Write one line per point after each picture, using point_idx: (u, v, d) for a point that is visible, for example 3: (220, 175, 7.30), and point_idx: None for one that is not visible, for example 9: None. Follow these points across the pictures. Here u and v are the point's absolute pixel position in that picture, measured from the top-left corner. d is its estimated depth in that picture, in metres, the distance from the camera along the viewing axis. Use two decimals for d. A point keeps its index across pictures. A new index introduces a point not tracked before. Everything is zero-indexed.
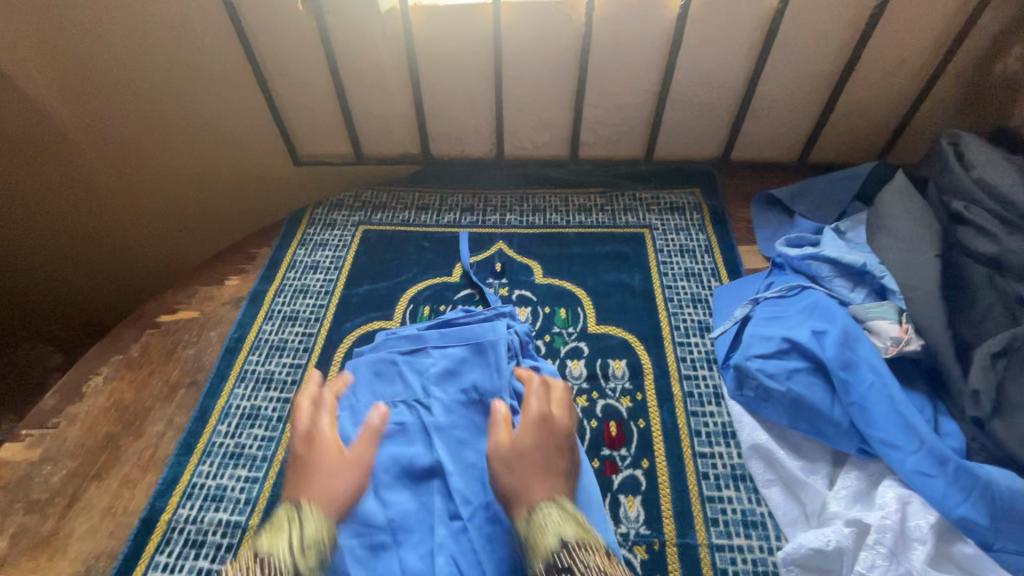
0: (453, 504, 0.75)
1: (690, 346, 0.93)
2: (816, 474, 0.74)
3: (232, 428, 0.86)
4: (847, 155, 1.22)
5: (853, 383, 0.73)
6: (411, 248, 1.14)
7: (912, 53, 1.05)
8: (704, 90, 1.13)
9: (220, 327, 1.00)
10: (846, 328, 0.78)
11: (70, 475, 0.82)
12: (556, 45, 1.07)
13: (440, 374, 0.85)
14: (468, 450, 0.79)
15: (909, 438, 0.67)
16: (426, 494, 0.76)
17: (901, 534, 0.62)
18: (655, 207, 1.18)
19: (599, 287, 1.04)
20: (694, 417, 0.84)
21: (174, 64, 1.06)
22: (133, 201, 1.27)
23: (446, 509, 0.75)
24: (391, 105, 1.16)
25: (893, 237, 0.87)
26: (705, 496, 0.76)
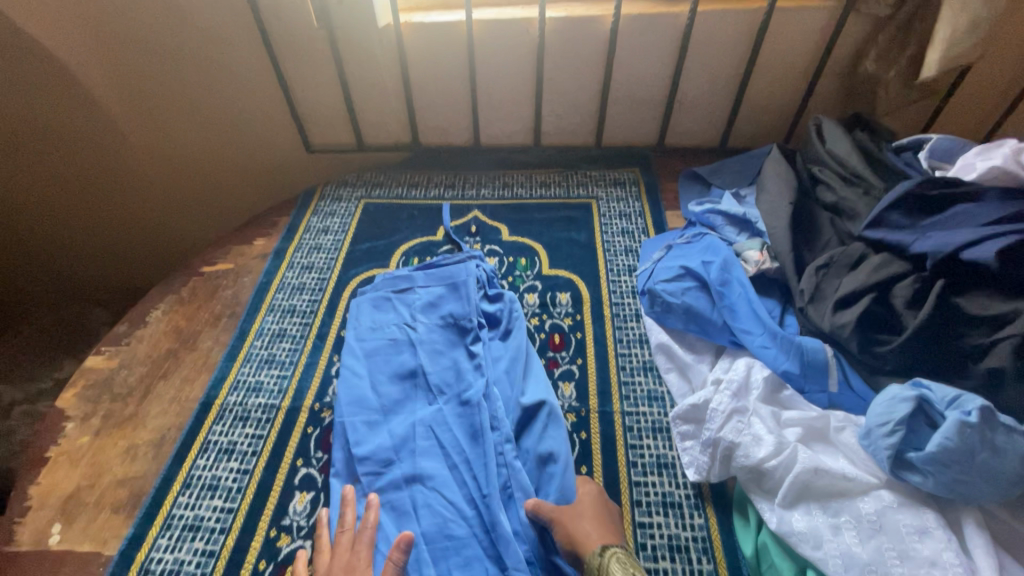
0: (434, 393, 0.96)
1: (620, 282, 1.20)
2: (701, 361, 1.01)
3: (265, 343, 1.12)
4: (758, 140, 1.51)
5: (726, 293, 1.00)
6: (403, 216, 1.41)
7: (797, 58, 1.33)
8: (638, 88, 1.42)
9: (252, 274, 1.27)
10: (725, 257, 1.05)
11: (142, 376, 1.07)
12: (517, 53, 1.35)
13: (424, 305, 1.08)
14: (447, 356, 1.01)
15: (759, 325, 0.94)
16: (413, 387, 0.98)
17: (744, 383, 0.88)
18: (602, 182, 1.46)
19: (552, 242, 1.31)
20: (619, 329, 1.11)
21: (214, 69, 1.33)
22: (173, 182, 1.54)
23: (429, 397, 0.96)
24: (387, 102, 1.44)
25: (766, 192, 1.13)
26: (621, 380, 1.03)
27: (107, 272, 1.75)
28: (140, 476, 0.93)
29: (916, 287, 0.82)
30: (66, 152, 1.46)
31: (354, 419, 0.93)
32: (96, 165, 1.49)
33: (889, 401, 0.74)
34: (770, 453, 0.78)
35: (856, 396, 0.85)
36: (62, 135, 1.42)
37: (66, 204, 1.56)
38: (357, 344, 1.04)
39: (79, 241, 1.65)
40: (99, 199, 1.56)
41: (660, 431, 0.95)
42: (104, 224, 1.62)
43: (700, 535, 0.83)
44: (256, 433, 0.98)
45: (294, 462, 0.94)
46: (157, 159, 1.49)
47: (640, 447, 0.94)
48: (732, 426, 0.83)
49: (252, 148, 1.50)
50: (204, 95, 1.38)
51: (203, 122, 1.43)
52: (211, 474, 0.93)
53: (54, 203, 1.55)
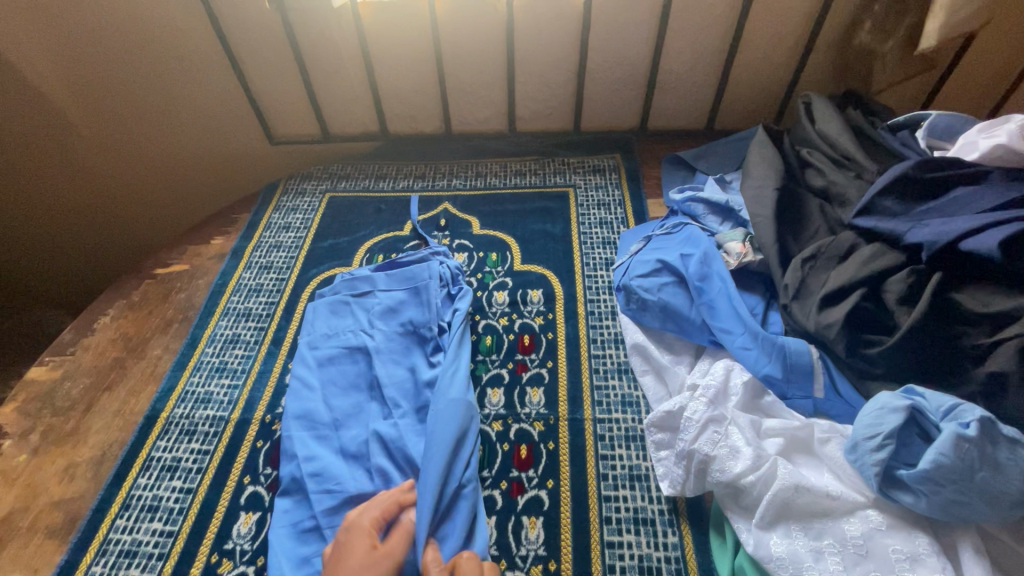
0: (387, 408, 0.90)
1: (596, 277, 1.13)
2: (680, 363, 0.93)
3: (217, 350, 1.06)
4: (746, 120, 1.41)
5: (705, 289, 0.93)
6: (369, 210, 1.33)
7: (786, 30, 1.24)
8: (616, 68, 1.32)
9: (207, 276, 1.20)
10: (706, 249, 0.97)
11: (86, 388, 1.01)
12: (486, 32, 1.26)
13: (383, 311, 1.02)
14: (403, 365, 0.95)
15: (739, 325, 0.86)
16: (366, 400, 0.92)
17: (722, 388, 0.80)
18: (580, 170, 1.37)
19: (525, 235, 1.23)
20: (593, 328, 1.04)
21: (162, 58, 1.25)
22: (130, 178, 1.46)
23: (382, 412, 0.90)
24: (350, 89, 1.36)
25: (751, 177, 1.04)
26: (594, 384, 0.96)
27: (62, 276, 1.66)
28: (78, 497, 0.87)
29: (910, 281, 0.74)
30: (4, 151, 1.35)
31: (302, 435, 0.87)
32: (41, 162, 1.39)
33: (878, 411, 0.66)
34: (748, 468, 0.71)
35: (844, 402, 0.78)
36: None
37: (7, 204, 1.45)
38: (309, 353, 0.97)
39: (27, 243, 1.55)
40: (47, 199, 1.46)
41: (633, 440, 0.89)
42: (54, 225, 1.52)
43: (673, 555, 0.76)
44: (201, 449, 0.92)
45: (241, 480, 0.88)
46: (111, 155, 1.41)
47: (611, 458, 0.87)
48: (708, 437, 0.76)
49: (210, 141, 1.42)
50: (154, 87, 1.30)
51: (156, 114, 1.34)
52: (153, 493, 0.87)
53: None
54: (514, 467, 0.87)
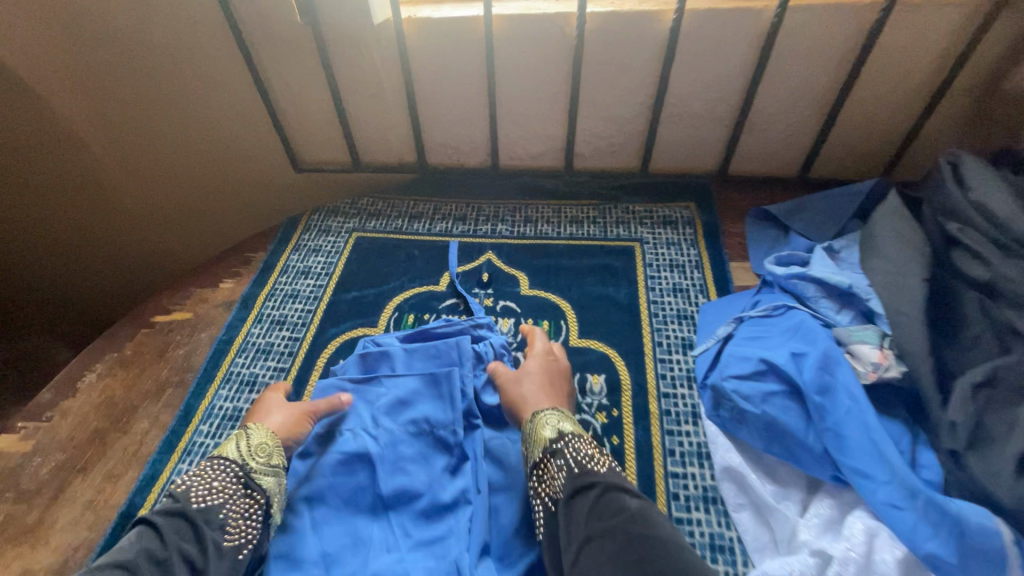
0: (393, 537, 0.72)
1: (672, 363, 0.92)
2: (788, 500, 0.72)
3: (213, 429, 0.89)
4: (849, 170, 1.19)
5: (828, 408, 0.71)
6: (402, 256, 1.15)
7: (915, 68, 1.01)
8: (699, 103, 1.12)
9: (211, 329, 1.03)
10: (826, 350, 0.75)
11: (57, 468, 0.85)
12: (548, 57, 1.07)
13: (389, 405, 0.83)
14: (417, 478, 0.76)
15: (881, 467, 0.65)
16: (364, 528, 0.73)
17: (864, 564, 0.63)
18: (648, 220, 1.17)
19: (583, 300, 1.03)
20: (669, 436, 0.83)
21: (178, 74, 1.10)
22: (140, 203, 1.31)
23: (386, 541, 0.72)
24: (387, 114, 1.18)
25: (882, 258, 0.82)
26: (673, 518, 0.75)
27: (68, 301, 1.53)
28: None
29: None
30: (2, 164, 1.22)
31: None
32: (45, 179, 1.25)
33: None
34: None
35: None
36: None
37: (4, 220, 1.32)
38: (301, 464, 0.79)
39: (32, 265, 1.42)
40: (49, 219, 1.32)
41: None
42: (59, 248, 1.39)
43: None
44: None
45: None
46: (122, 178, 1.26)
47: None
48: None
49: (229, 166, 1.26)
50: (165, 103, 1.14)
51: (168, 134, 1.19)
52: None
53: None
54: None
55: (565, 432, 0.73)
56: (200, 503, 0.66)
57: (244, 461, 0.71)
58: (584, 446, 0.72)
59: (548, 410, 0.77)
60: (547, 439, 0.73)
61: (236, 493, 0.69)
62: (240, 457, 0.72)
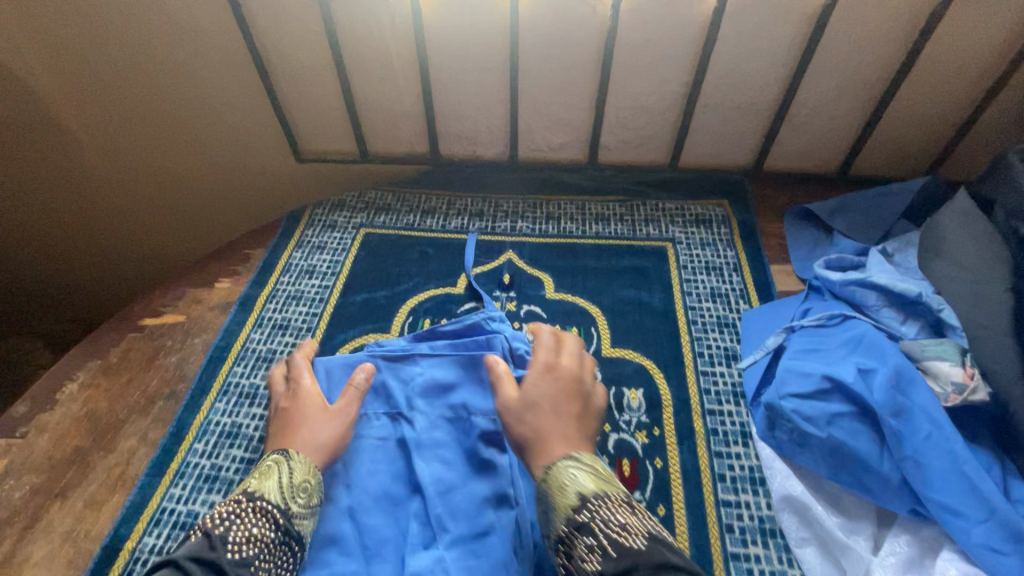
0: (431, 530, 0.67)
1: (715, 376, 0.84)
2: (859, 535, 0.65)
3: (209, 448, 0.79)
4: (892, 168, 1.12)
5: (906, 434, 0.64)
6: (414, 254, 1.06)
7: (975, 58, 0.94)
8: (738, 93, 1.03)
9: (206, 334, 0.94)
10: (898, 368, 0.68)
11: (32, 492, 0.75)
12: (578, 40, 0.98)
13: (427, 387, 0.77)
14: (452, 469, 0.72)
15: (976, 506, 0.59)
16: (403, 518, 0.69)
17: None
18: (680, 219, 1.09)
19: (614, 305, 0.95)
20: (718, 459, 0.75)
21: (168, 51, 0.99)
22: (125, 195, 1.20)
23: (424, 535, 0.67)
24: (399, 100, 1.08)
25: (954, 266, 0.76)
26: (729, 553, 0.68)
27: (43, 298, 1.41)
28: None
29: None
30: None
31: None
32: (17, 166, 1.13)
33: None
34: None
35: None
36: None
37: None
38: None
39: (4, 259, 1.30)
40: (22, 209, 1.20)
41: None
42: (32, 240, 1.27)
43: None
44: None
45: None
46: (107, 165, 1.15)
47: None
48: None
49: (225, 155, 1.16)
50: (156, 85, 1.03)
51: (157, 119, 1.08)
52: None
53: None
54: None
55: (588, 494, 0.57)
56: (236, 555, 0.55)
57: (283, 505, 0.61)
58: (615, 510, 0.55)
59: (563, 459, 0.61)
60: (569, 505, 0.57)
61: (275, 545, 0.58)
62: (280, 495, 0.62)
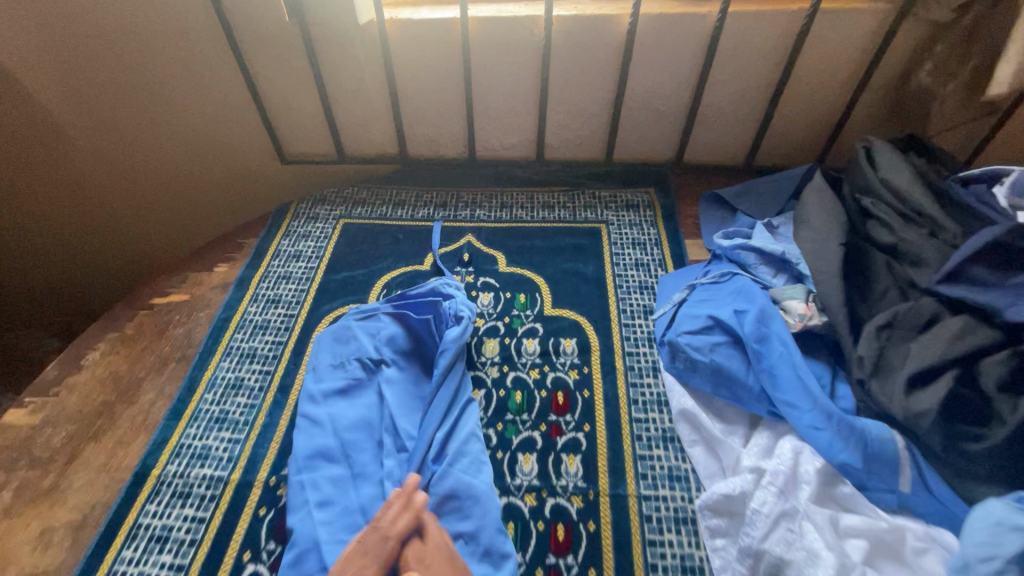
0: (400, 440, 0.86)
1: (634, 326, 1.04)
2: (733, 434, 0.84)
3: (217, 397, 0.96)
4: (788, 158, 1.34)
5: (765, 353, 0.84)
6: (387, 239, 1.23)
7: (838, 67, 1.16)
8: (655, 98, 1.24)
9: (209, 309, 1.10)
10: (762, 307, 0.88)
11: (68, 437, 0.90)
12: (520, 56, 1.17)
13: (387, 338, 0.97)
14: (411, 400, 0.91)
15: (805, 398, 0.77)
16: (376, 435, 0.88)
17: (792, 476, 0.71)
18: (612, 205, 1.29)
19: (556, 275, 1.14)
20: (633, 387, 0.95)
21: (169, 68, 1.15)
22: (125, 197, 1.35)
23: (395, 446, 0.86)
24: (370, 107, 1.26)
25: (811, 229, 0.96)
26: (637, 454, 0.86)
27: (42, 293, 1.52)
28: (53, 571, 0.77)
29: (1012, 365, 0.66)
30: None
31: (314, 476, 0.82)
32: (23, 172, 1.27)
33: (992, 528, 0.56)
34: None
35: (936, 501, 0.68)
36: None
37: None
38: (314, 387, 0.93)
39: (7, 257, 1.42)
40: (24, 210, 1.34)
41: (684, 523, 0.79)
42: (34, 239, 1.40)
43: None
44: (196, 516, 0.82)
45: (241, 556, 0.78)
46: (110, 169, 1.30)
47: (661, 544, 0.77)
48: (780, 536, 0.67)
49: (218, 159, 1.32)
50: (157, 97, 1.19)
51: (157, 128, 1.24)
52: (138, 570, 0.77)
53: None
54: (550, 552, 0.77)
55: None
56: None
57: None
58: None
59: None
60: None
61: None
62: None
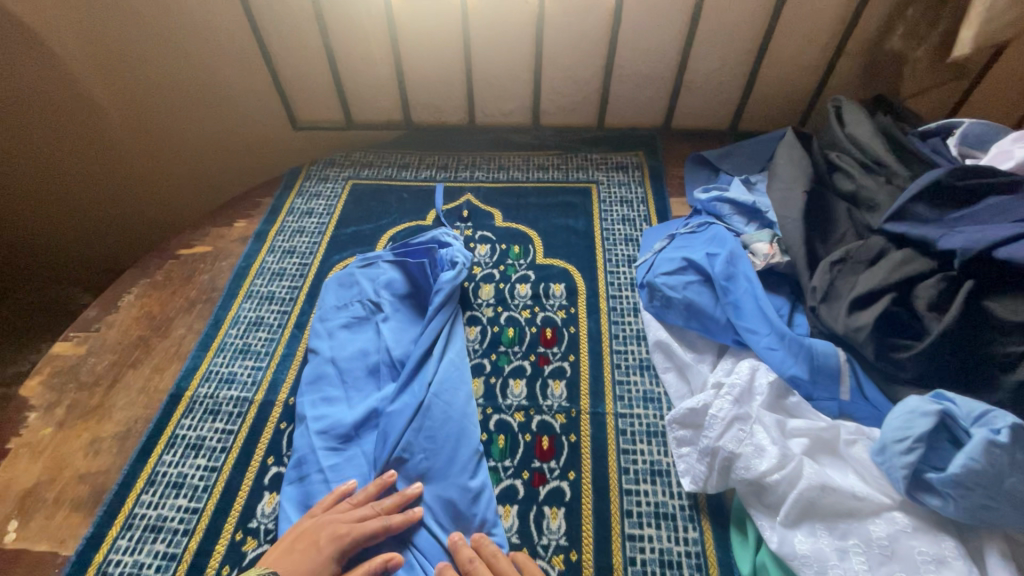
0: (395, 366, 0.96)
1: (618, 273, 1.13)
2: (702, 361, 0.94)
3: (241, 332, 1.07)
4: (771, 123, 1.41)
5: (731, 288, 0.93)
6: (392, 198, 1.33)
7: (816, 33, 1.23)
8: (644, 64, 1.32)
9: (230, 259, 1.20)
10: (732, 249, 0.97)
11: (110, 364, 1.02)
12: (516, 24, 1.25)
13: (386, 281, 1.06)
14: (406, 334, 1.00)
15: (764, 324, 0.87)
16: (373, 365, 0.97)
17: (747, 388, 0.81)
18: (603, 166, 1.37)
19: (548, 229, 1.23)
20: (615, 324, 1.04)
21: (191, 37, 1.24)
22: (150, 159, 1.45)
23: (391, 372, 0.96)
24: (376, 75, 1.35)
25: (781, 181, 1.05)
26: (616, 379, 0.96)
27: (71, 254, 1.63)
28: (104, 471, 0.88)
29: (941, 288, 0.75)
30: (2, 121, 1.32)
31: (312, 397, 0.93)
32: (50, 136, 1.37)
33: (908, 415, 0.67)
34: (773, 467, 0.72)
35: (870, 406, 0.78)
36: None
37: (5, 178, 1.42)
38: (320, 325, 1.03)
39: (36, 220, 1.53)
40: (52, 173, 1.44)
41: (654, 436, 0.89)
42: (62, 202, 1.50)
43: (694, 550, 0.77)
44: (226, 428, 0.93)
45: (265, 460, 0.89)
46: (133, 133, 1.40)
47: (632, 452, 0.87)
48: (733, 435, 0.77)
49: (235, 125, 1.41)
50: (180, 65, 1.28)
51: (180, 95, 1.34)
52: (178, 470, 0.88)
53: (12, 176, 1.43)
54: (535, 458, 0.88)
55: None
56: None
57: None
58: None
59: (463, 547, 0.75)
60: None
61: None
62: None
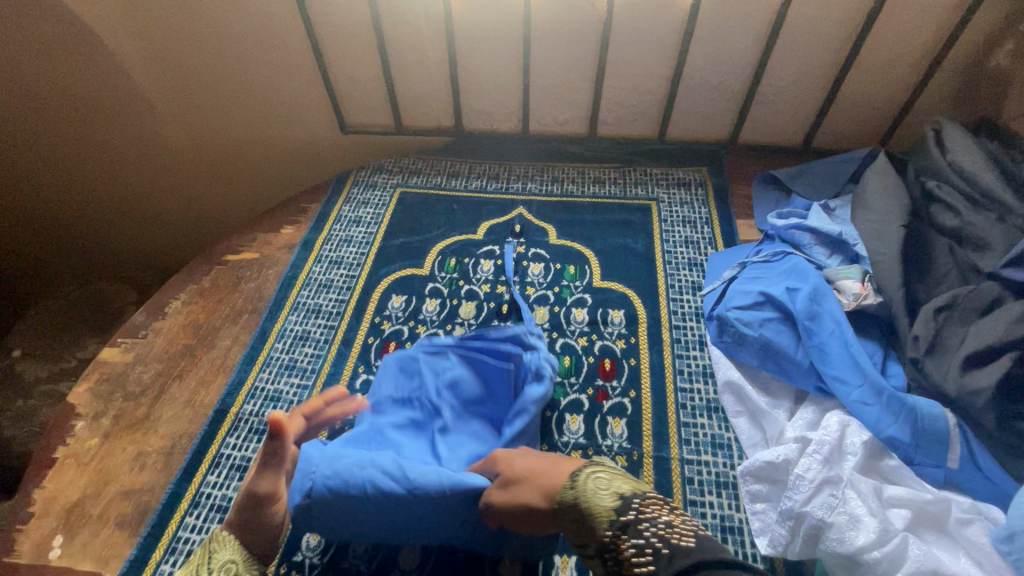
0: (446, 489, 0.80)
1: (682, 301, 1.06)
2: (779, 407, 0.86)
3: (287, 346, 1.04)
4: (848, 141, 1.31)
5: (816, 330, 0.85)
6: (442, 209, 1.28)
7: (910, 46, 1.13)
8: (713, 77, 1.24)
9: (277, 267, 1.17)
10: (816, 285, 0.88)
11: (157, 374, 1.00)
12: (580, 31, 1.18)
13: (453, 382, 0.89)
14: (466, 449, 0.84)
15: (856, 375, 0.79)
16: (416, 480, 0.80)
17: (837, 446, 0.75)
18: (663, 182, 1.29)
19: (605, 249, 1.17)
20: (680, 358, 0.97)
21: (245, 39, 1.22)
22: (198, 159, 1.44)
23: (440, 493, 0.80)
24: (429, 80, 1.30)
25: (870, 212, 0.97)
26: (681, 421, 0.89)
27: (108, 245, 1.64)
28: (148, 488, 0.86)
29: None
30: (52, 112, 1.32)
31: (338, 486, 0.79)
32: (98, 129, 1.36)
33: None
34: (872, 543, 0.66)
35: (983, 477, 0.72)
36: (41, 94, 1.28)
37: (57, 173, 1.44)
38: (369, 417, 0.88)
39: (73, 209, 1.52)
40: (100, 169, 1.44)
41: (724, 487, 0.82)
42: (107, 197, 1.51)
43: None
44: None
45: None
46: (182, 131, 1.38)
47: (701, 504, 0.81)
48: (823, 501, 0.70)
49: (284, 126, 1.38)
50: (232, 65, 1.26)
51: (232, 96, 1.32)
52: (222, 493, 0.86)
53: (67, 172, 1.44)
54: None
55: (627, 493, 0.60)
56: None
57: None
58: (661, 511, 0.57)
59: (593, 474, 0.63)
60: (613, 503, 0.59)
61: None
62: None
